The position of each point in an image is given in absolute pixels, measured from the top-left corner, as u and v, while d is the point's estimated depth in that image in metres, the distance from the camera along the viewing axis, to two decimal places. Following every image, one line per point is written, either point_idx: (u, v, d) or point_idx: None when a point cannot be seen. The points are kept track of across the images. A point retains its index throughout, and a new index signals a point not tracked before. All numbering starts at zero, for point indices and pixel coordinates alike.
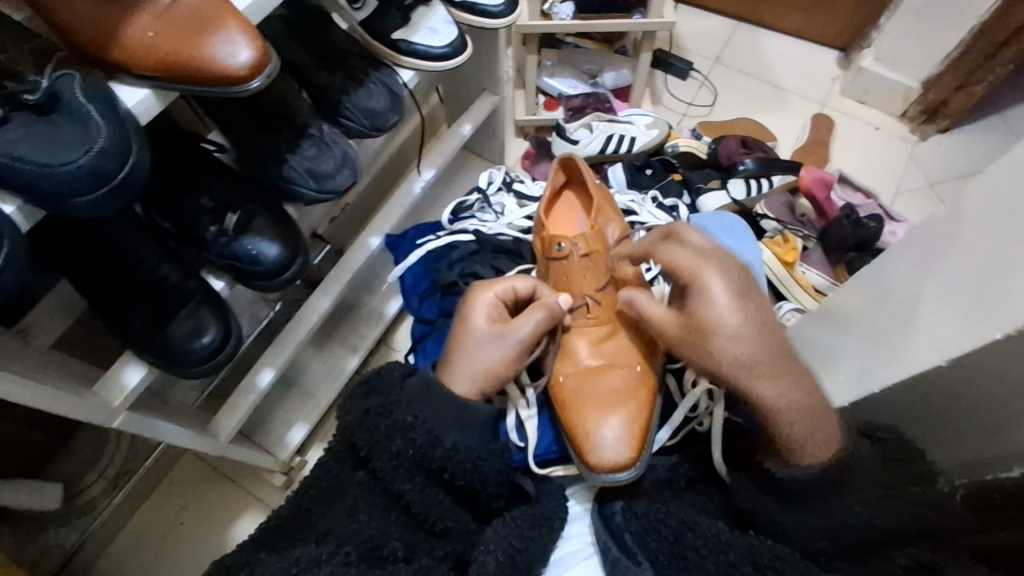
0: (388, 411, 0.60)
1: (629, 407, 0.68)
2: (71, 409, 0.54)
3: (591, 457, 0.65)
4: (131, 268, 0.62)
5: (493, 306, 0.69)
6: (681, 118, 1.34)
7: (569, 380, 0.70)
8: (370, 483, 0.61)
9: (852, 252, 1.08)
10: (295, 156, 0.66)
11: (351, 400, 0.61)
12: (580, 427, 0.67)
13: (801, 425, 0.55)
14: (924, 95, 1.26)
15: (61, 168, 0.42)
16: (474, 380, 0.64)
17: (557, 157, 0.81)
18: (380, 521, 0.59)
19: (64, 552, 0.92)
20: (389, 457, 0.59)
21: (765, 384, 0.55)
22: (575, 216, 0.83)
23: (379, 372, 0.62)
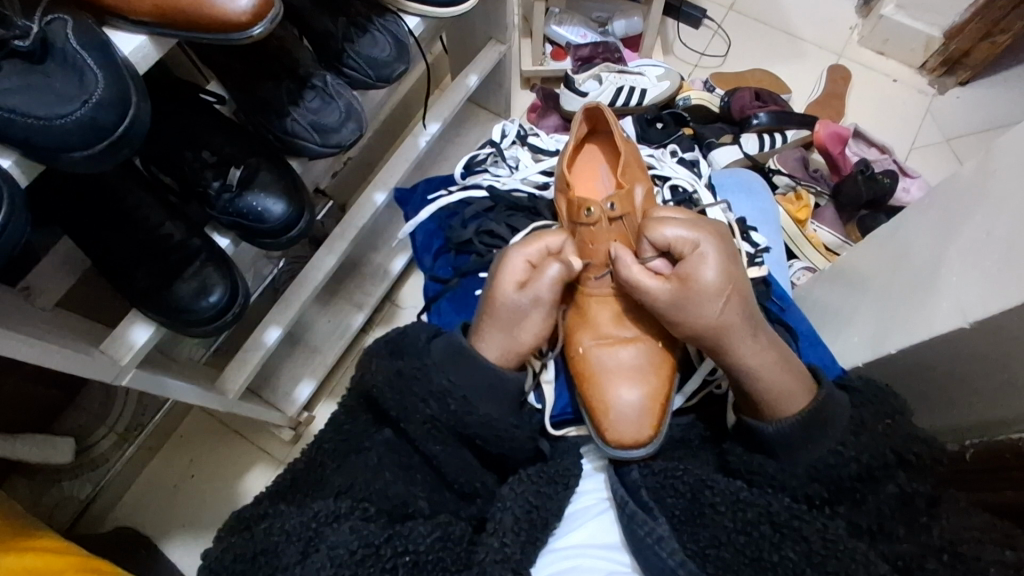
0: (421, 372, 0.61)
1: (651, 381, 0.65)
2: (80, 367, 0.53)
3: (608, 432, 0.63)
4: (134, 225, 0.60)
5: (523, 268, 0.66)
6: (693, 69, 1.30)
7: (590, 350, 0.68)
8: (396, 443, 0.62)
9: (864, 210, 1.07)
10: (298, 109, 0.63)
11: (382, 360, 0.63)
12: (598, 400, 0.65)
13: (778, 385, 0.58)
14: (945, 46, 1.21)
15: (59, 121, 0.40)
16: (505, 346, 0.64)
17: (582, 107, 0.78)
18: (406, 482, 0.59)
19: (79, 503, 0.93)
20: (422, 421, 0.60)
21: (742, 341, 0.59)
22: (598, 170, 0.81)
23: (405, 333, 0.65)
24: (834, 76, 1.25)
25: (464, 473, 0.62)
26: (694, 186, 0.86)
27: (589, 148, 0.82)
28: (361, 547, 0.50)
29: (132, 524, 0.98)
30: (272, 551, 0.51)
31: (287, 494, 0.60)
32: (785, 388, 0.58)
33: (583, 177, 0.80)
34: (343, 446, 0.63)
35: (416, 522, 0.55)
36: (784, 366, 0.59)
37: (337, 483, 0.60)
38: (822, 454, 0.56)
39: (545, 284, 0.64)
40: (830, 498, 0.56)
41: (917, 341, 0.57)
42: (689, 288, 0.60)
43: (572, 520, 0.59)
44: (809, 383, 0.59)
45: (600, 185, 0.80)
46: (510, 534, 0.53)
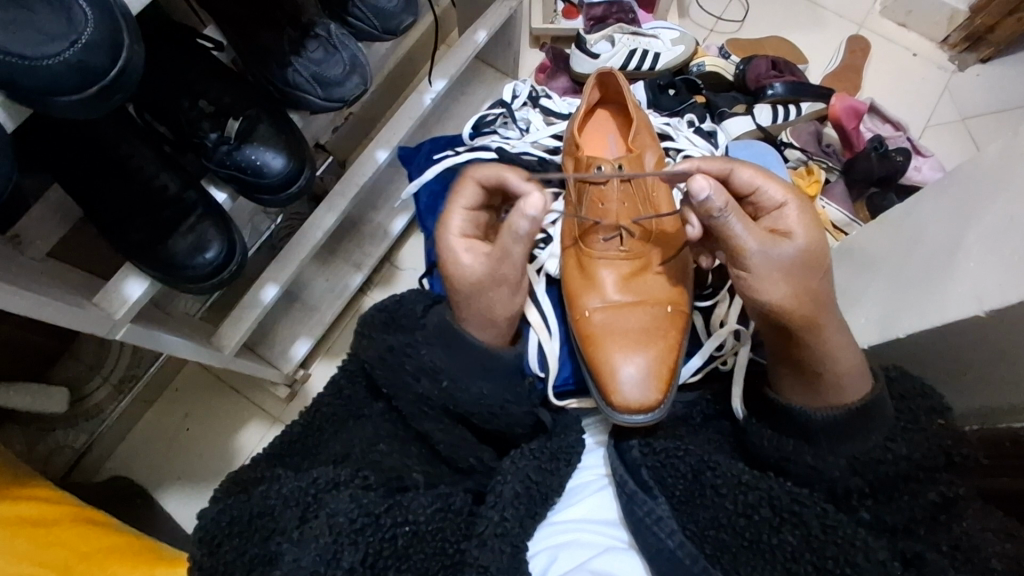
0: (410, 350, 0.59)
1: (658, 346, 0.64)
2: (70, 320, 0.51)
3: (613, 396, 0.62)
4: (127, 176, 0.58)
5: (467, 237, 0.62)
6: (708, 34, 1.25)
7: (596, 315, 0.66)
8: (391, 414, 0.62)
9: (874, 188, 1.05)
10: (300, 59, 0.61)
11: (376, 333, 0.61)
12: (605, 364, 0.63)
13: (845, 367, 0.56)
14: (970, 20, 1.17)
15: (45, 62, 0.37)
16: (487, 324, 0.61)
17: (594, 72, 0.75)
18: (397, 453, 0.59)
19: (74, 453, 0.93)
20: (413, 398, 0.60)
21: (830, 321, 0.56)
22: (608, 138, 0.78)
23: (402, 302, 0.63)
24: (853, 47, 1.21)
25: (462, 450, 0.60)
26: (709, 156, 0.84)
27: (598, 114, 0.79)
28: (361, 515, 0.50)
29: (128, 473, 0.98)
30: (271, 513, 0.51)
31: (286, 457, 0.60)
32: (852, 369, 0.56)
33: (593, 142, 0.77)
34: (343, 412, 0.63)
35: (415, 491, 0.55)
36: (851, 345, 0.56)
37: (335, 449, 0.59)
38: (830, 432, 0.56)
39: (504, 257, 0.58)
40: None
41: (928, 326, 0.56)
42: (781, 248, 0.55)
43: (572, 494, 0.60)
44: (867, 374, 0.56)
45: (609, 153, 0.77)
46: (509, 509, 0.53)
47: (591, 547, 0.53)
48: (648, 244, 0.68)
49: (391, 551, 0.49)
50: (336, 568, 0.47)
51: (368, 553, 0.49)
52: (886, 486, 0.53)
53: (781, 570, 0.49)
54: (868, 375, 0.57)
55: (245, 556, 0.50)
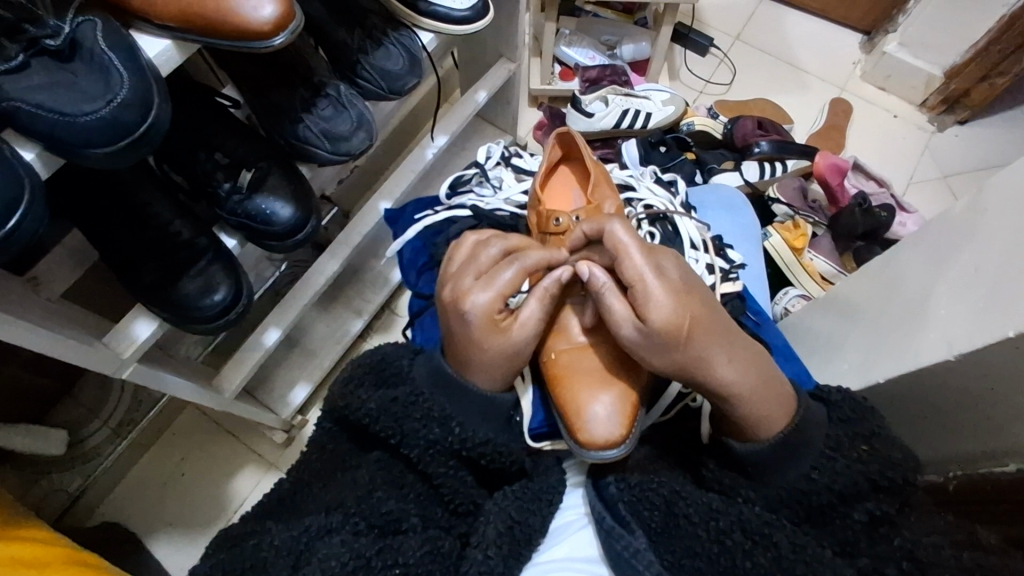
0: (416, 401, 0.60)
1: (625, 382, 0.64)
2: (80, 358, 0.54)
3: (581, 431, 0.61)
4: (143, 222, 0.61)
5: (502, 293, 0.58)
6: (698, 96, 1.32)
7: (563, 356, 0.67)
8: (386, 461, 0.62)
9: (859, 241, 1.09)
10: (311, 116, 0.65)
11: (367, 389, 0.62)
12: (573, 404, 0.63)
13: (767, 408, 0.56)
14: (945, 84, 1.23)
15: (81, 118, 0.41)
16: (499, 377, 0.61)
17: (552, 133, 0.80)
18: (398, 499, 0.59)
19: (68, 496, 0.94)
20: (425, 446, 0.60)
21: (721, 375, 0.55)
22: (572, 192, 0.82)
23: (387, 359, 0.64)
24: (835, 109, 1.28)
25: (460, 493, 0.61)
26: (669, 207, 0.85)
27: (563, 170, 0.84)
28: (352, 559, 0.51)
29: (120, 518, 0.98)
30: (262, 565, 0.52)
31: (275, 514, 0.61)
32: (762, 410, 0.57)
33: (557, 198, 0.81)
34: (329, 466, 0.64)
35: (412, 532, 0.56)
36: (763, 390, 0.56)
37: (326, 499, 0.60)
38: (792, 478, 0.58)
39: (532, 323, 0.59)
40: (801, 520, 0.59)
41: (905, 370, 0.58)
42: (644, 331, 0.55)
43: (554, 536, 0.61)
44: (790, 407, 0.58)
45: (572, 206, 0.81)
46: (493, 548, 0.54)
47: None
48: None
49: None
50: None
51: None
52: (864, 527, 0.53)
53: None
54: (792, 397, 0.59)
55: None
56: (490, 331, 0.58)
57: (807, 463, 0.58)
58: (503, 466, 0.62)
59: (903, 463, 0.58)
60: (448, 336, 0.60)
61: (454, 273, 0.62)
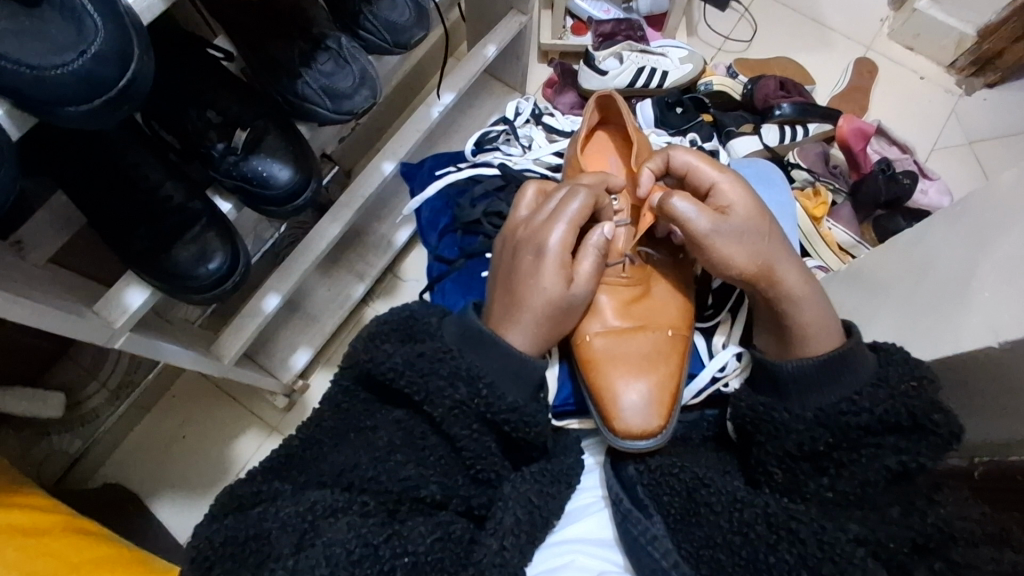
0: (446, 357, 0.55)
1: (661, 371, 0.63)
2: (70, 329, 0.51)
3: (615, 420, 0.60)
4: (132, 185, 0.58)
5: (577, 221, 0.61)
6: (716, 53, 1.25)
7: (597, 339, 0.65)
8: (407, 422, 0.56)
9: (881, 210, 1.05)
10: (310, 71, 0.60)
11: (393, 347, 0.56)
12: (607, 389, 0.62)
13: (813, 319, 0.58)
14: (978, 44, 1.17)
15: (53, 72, 0.37)
16: (543, 338, 0.60)
17: (592, 95, 0.75)
18: (417, 463, 0.54)
19: (70, 457, 0.93)
20: (449, 405, 0.54)
21: (790, 270, 0.59)
22: (609, 159, 0.78)
23: (415, 317, 0.60)
24: (860, 69, 1.22)
25: (482, 458, 0.55)
26: None
27: (599, 136, 0.79)
28: (360, 545, 0.48)
29: (121, 481, 0.97)
30: (265, 536, 0.48)
31: (284, 471, 0.55)
32: (816, 317, 0.58)
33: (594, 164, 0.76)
34: (343, 424, 0.57)
35: (418, 517, 0.53)
36: (821, 299, 0.58)
37: (337, 460, 0.54)
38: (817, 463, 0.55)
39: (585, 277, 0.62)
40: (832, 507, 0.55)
41: (942, 354, 0.56)
42: (729, 223, 0.60)
43: (570, 516, 0.59)
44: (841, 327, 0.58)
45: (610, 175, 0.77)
46: (510, 537, 0.51)
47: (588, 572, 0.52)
48: (647, 272, 0.68)
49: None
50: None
51: None
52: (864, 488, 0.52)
53: None
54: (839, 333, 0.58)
55: None
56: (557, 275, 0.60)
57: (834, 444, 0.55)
58: (529, 438, 0.56)
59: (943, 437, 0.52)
60: (507, 275, 0.61)
61: (525, 224, 0.63)
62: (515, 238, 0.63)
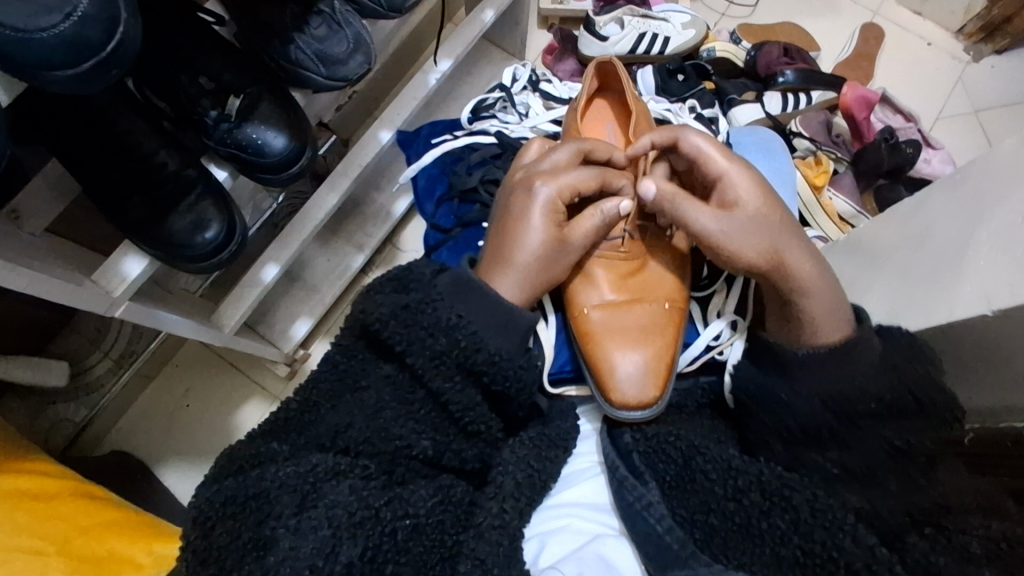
0: (428, 308, 0.55)
1: (657, 343, 0.63)
2: (69, 297, 0.51)
3: (610, 390, 0.61)
4: (126, 153, 0.57)
5: (578, 183, 0.62)
6: (720, 19, 1.23)
7: (593, 310, 0.65)
8: (397, 377, 0.56)
9: (882, 178, 1.04)
10: (303, 36, 0.60)
11: (385, 295, 0.56)
12: (603, 360, 0.63)
13: (821, 312, 0.57)
14: (988, 10, 1.14)
15: (39, 36, 0.36)
16: (529, 287, 0.60)
17: (593, 60, 0.74)
18: (408, 418, 0.55)
19: (75, 425, 0.94)
20: (430, 356, 0.55)
21: (801, 263, 0.57)
22: (607, 126, 0.77)
23: (410, 269, 0.58)
24: (867, 35, 1.19)
25: (482, 423, 0.57)
26: None
27: (598, 104, 0.78)
28: (360, 509, 0.48)
29: (127, 447, 0.99)
30: (265, 496, 0.49)
31: (281, 434, 0.56)
32: (826, 312, 0.57)
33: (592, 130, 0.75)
34: (340, 387, 0.57)
35: (419, 480, 0.53)
36: (833, 293, 0.57)
37: (333, 422, 0.54)
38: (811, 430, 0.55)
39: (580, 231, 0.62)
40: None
41: (933, 324, 0.56)
42: (738, 219, 0.58)
43: (566, 481, 0.60)
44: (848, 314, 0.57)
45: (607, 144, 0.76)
46: (509, 501, 0.52)
47: (583, 535, 0.53)
48: (645, 246, 0.68)
49: (391, 545, 0.48)
50: (334, 562, 0.46)
51: (366, 547, 0.47)
52: (859, 454, 0.52)
53: (771, 553, 0.48)
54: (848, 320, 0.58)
55: (239, 541, 0.47)
56: (547, 223, 0.60)
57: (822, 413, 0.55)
58: (512, 395, 0.57)
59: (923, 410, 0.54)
60: (504, 226, 0.62)
61: (522, 178, 0.64)
62: (518, 182, 0.64)
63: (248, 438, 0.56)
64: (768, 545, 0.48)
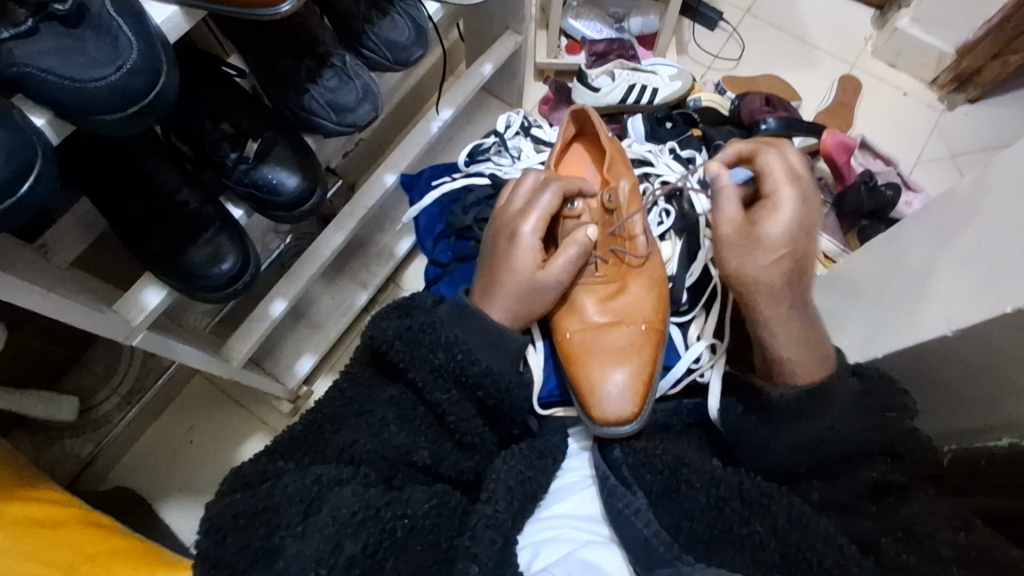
0: (433, 330, 0.59)
1: (635, 362, 0.67)
2: (92, 324, 0.55)
3: (594, 410, 0.65)
4: (151, 191, 0.62)
5: (545, 216, 0.67)
6: (706, 71, 1.31)
7: (576, 336, 0.69)
8: (402, 401, 0.61)
9: (865, 219, 1.08)
10: (317, 87, 0.65)
11: (389, 318, 0.60)
12: (587, 381, 0.66)
13: (797, 354, 0.60)
14: (957, 62, 1.21)
15: (92, 85, 0.42)
16: (516, 315, 0.65)
17: (568, 108, 0.79)
18: (409, 432, 0.59)
19: (80, 461, 0.95)
20: (430, 370, 0.58)
21: (785, 305, 0.61)
22: (586, 167, 0.82)
23: (413, 298, 0.62)
24: (845, 86, 1.27)
25: (476, 434, 0.61)
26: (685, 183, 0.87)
27: (577, 147, 0.83)
28: (363, 508, 0.51)
29: (131, 484, 1.00)
30: (275, 508, 0.51)
31: (287, 453, 0.59)
32: (806, 357, 0.59)
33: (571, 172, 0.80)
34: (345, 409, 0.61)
35: (415, 486, 0.56)
36: (814, 333, 0.61)
37: (339, 441, 0.58)
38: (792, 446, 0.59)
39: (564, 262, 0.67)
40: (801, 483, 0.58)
41: (903, 347, 0.59)
42: (766, 248, 0.61)
43: (558, 495, 0.62)
44: (829, 364, 0.60)
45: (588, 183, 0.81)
46: (502, 502, 0.54)
47: (572, 541, 0.55)
48: (623, 271, 0.71)
49: (391, 542, 0.50)
50: (338, 555, 0.47)
51: (371, 542, 0.49)
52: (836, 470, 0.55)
53: (750, 557, 0.50)
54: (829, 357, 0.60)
55: (248, 549, 0.48)
56: (527, 260, 0.65)
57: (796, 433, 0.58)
58: (506, 410, 0.61)
59: (895, 431, 0.57)
60: (488, 261, 0.67)
61: (513, 215, 0.68)
62: (498, 225, 0.69)
63: (256, 457, 0.58)
64: (747, 550, 0.50)
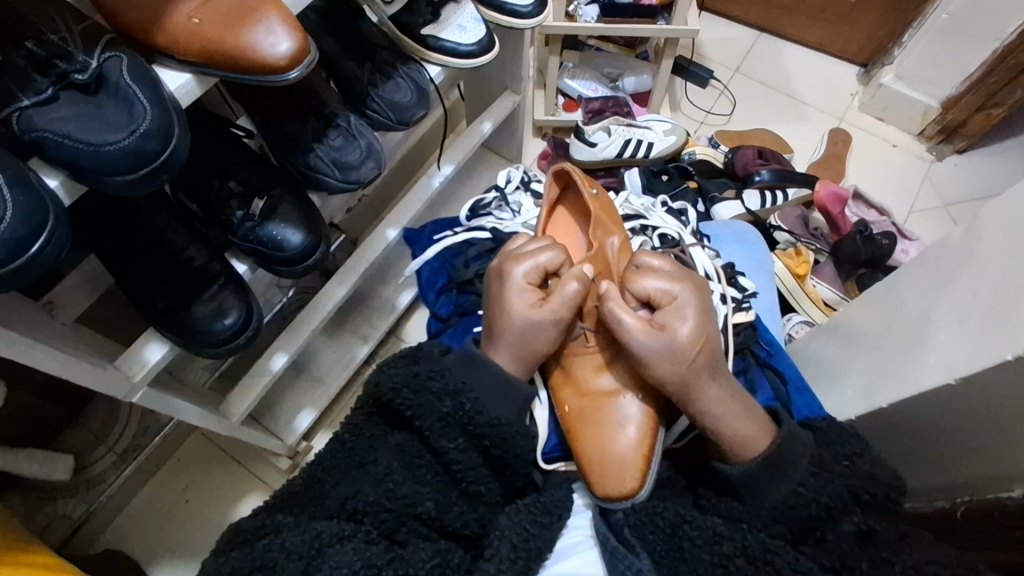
0: (436, 378, 0.60)
1: (631, 431, 0.64)
2: (94, 380, 0.55)
3: (595, 485, 0.63)
4: (158, 247, 0.63)
5: (527, 286, 0.67)
6: (699, 126, 1.35)
7: (575, 408, 0.68)
8: (406, 446, 0.59)
9: (863, 268, 1.08)
10: (321, 146, 0.67)
11: (398, 367, 0.61)
12: (586, 456, 0.64)
13: (743, 432, 0.60)
14: (942, 115, 1.25)
15: (106, 148, 0.43)
16: (514, 358, 0.65)
17: (551, 168, 0.81)
18: (414, 480, 0.58)
19: (72, 523, 0.93)
20: (442, 418, 0.58)
21: (709, 390, 0.61)
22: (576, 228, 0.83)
23: (420, 348, 0.64)
24: (834, 139, 1.31)
25: (479, 488, 0.60)
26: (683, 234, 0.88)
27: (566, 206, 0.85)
28: (364, 567, 0.49)
29: (122, 547, 0.97)
30: (272, 566, 0.49)
31: (288, 508, 0.58)
32: (746, 434, 0.60)
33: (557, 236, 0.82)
34: (346, 462, 0.60)
35: (420, 541, 0.55)
36: (744, 412, 0.61)
37: (341, 493, 0.57)
38: (799, 498, 0.57)
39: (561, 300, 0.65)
40: (808, 539, 0.57)
41: (906, 396, 0.59)
42: (667, 343, 0.61)
43: (561, 553, 0.60)
44: (770, 433, 0.61)
45: (577, 242, 0.83)
46: (507, 561, 0.54)
47: None
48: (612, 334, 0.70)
49: None
50: None
51: None
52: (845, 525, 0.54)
53: None
54: (770, 434, 0.61)
55: None
56: (522, 300, 0.66)
57: (805, 487, 0.57)
58: (508, 463, 0.60)
59: (877, 478, 0.57)
60: (488, 308, 0.68)
61: (514, 256, 0.69)
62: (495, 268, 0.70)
63: (253, 514, 0.57)
64: None
